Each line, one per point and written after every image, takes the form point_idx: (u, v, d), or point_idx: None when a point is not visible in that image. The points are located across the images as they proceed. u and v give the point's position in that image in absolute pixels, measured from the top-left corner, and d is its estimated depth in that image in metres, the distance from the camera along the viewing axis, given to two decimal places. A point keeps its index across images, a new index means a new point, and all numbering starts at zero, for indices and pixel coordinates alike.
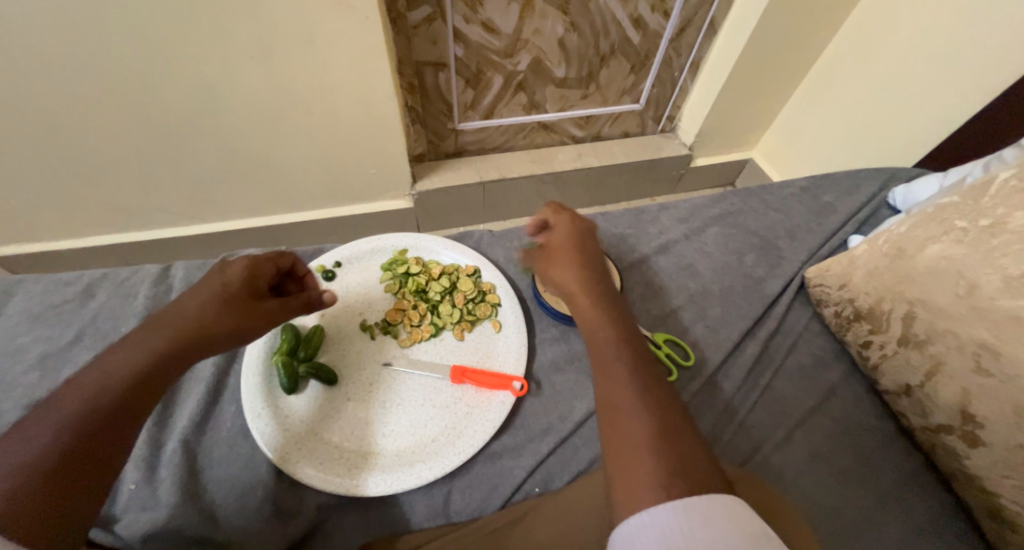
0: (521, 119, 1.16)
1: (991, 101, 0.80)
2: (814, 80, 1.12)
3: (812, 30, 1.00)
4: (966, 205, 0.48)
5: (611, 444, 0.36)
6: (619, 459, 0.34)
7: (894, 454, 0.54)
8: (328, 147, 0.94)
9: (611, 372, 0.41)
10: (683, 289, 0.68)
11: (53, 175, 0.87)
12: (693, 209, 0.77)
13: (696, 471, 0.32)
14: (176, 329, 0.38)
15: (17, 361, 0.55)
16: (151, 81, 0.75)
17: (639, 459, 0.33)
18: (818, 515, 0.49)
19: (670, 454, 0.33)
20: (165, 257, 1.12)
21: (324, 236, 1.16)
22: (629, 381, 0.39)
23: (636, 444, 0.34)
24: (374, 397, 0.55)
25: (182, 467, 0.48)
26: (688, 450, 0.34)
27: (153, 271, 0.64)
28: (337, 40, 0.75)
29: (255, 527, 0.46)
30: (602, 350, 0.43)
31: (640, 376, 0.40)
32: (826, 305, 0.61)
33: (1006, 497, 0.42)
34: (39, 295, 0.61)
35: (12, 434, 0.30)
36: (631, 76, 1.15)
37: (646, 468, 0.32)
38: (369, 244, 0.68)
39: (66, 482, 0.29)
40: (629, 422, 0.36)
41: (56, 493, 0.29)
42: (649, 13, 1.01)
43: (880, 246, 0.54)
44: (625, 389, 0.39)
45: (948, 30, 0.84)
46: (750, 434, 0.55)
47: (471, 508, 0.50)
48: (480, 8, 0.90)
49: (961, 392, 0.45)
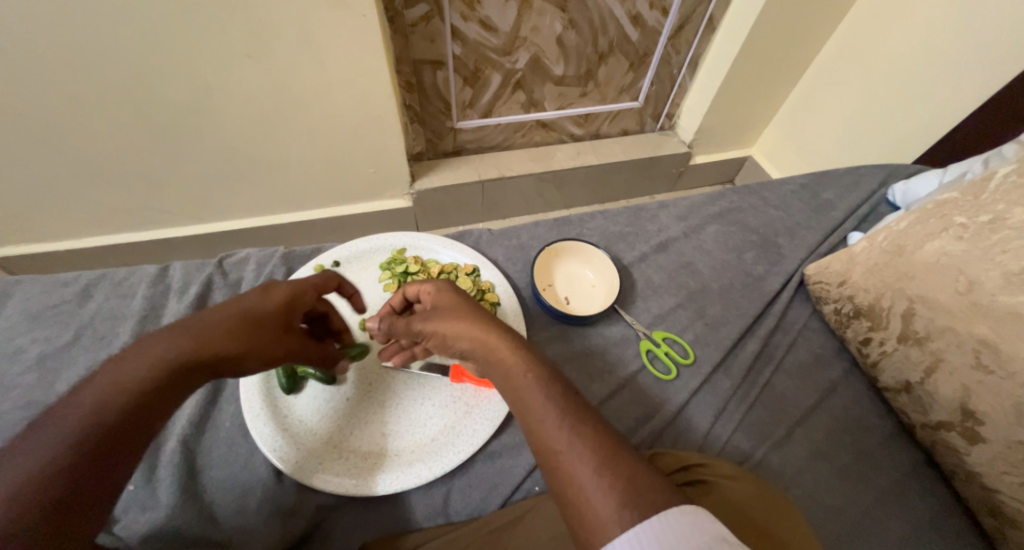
0: (519, 117, 1.16)
1: (990, 97, 0.80)
2: (813, 77, 1.12)
3: (811, 26, 1.00)
4: (966, 200, 0.48)
5: (561, 491, 0.33)
6: (576, 507, 0.31)
7: (894, 451, 0.54)
8: (327, 147, 0.94)
9: (528, 408, 0.36)
10: (683, 287, 0.67)
11: (51, 176, 0.87)
12: (693, 207, 0.77)
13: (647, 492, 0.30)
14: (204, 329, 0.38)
15: (15, 362, 0.55)
16: (148, 81, 0.75)
17: (597, 497, 0.30)
18: (818, 513, 0.49)
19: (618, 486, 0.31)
20: (164, 258, 1.12)
21: (323, 235, 1.16)
22: (551, 412, 0.35)
23: (584, 496, 0.31)
24: (373, 396, 0.55)
25: (181, 467, 0.48)
26: (634, 476, 0.31)
27: (150, 271, 0.64)
28: (334, 39, 0.75)
29: (254, 527, 0.46)
30: (517, 388, 0.38)
31: (556, 399, 0.36)
32: (826, 303, 0.61)
33: (1007, 493, 0.42)
34: (37, 295, 0.61)
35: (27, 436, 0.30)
36: (630, 74, 1.15)
37: (604, 509, 0.30)
38: (367, 243, 0.68)
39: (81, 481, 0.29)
40: (569, 462, 0.32)
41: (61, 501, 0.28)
42: (648, 10, 1.01)
43: (880, 243, 0.54)
44: (545, 423, 0.35)
45: (948, 25, 0.83)
46: (750, 432, 0.55)
47: (471, 507, 0.50)
48: (478, 6, 0.90)
49: (961, 389, 0.45)
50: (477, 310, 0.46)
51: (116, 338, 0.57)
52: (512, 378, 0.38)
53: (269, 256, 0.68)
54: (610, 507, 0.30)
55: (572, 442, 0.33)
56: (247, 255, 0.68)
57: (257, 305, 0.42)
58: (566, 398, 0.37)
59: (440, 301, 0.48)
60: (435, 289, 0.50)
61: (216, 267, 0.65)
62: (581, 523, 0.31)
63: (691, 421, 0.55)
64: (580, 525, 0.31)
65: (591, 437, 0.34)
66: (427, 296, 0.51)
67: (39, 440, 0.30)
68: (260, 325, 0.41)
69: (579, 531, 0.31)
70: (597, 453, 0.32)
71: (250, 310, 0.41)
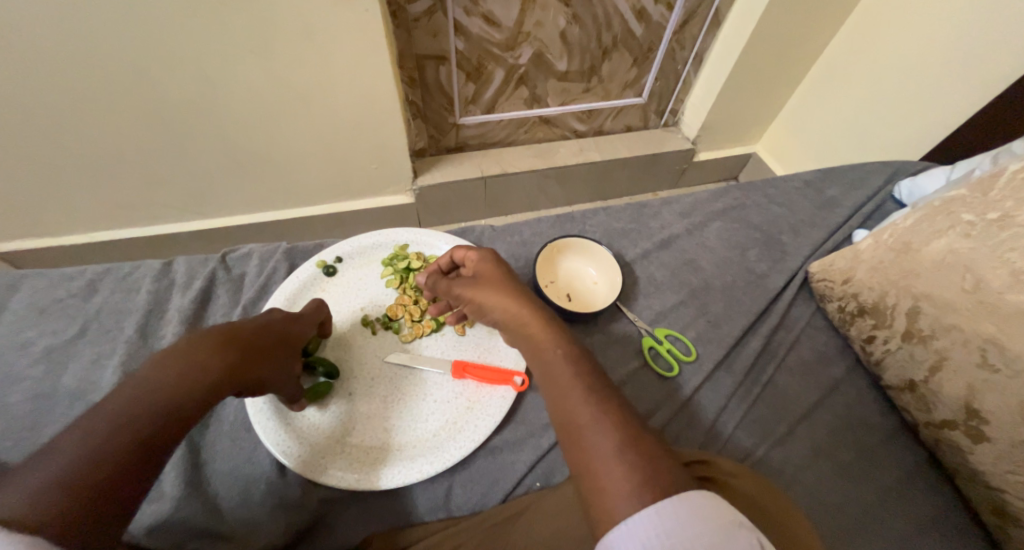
0: (522, 113, 1.15)
1: (998, 94, 0.79)
2: (819, 73, 1.11)
3: (818, 22, 0.99)
4: (973, 198, 0.47)
5: (580, 461, 0.34)
6: (590, 478, 0.33)
7: (897, 450, 0.54)
8: (329, 142, 0.94)
9: (561, 381, 0.39)
10: (686, 284, 0.67)
11: (55, 170, 0.87)
12: (696, 204, 0.76)
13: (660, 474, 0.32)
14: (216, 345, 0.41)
15: (22, 355, 0.55)
16: (152, 77, 0.75)
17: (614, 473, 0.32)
18: (819, 511, 0.49)
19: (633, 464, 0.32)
20: (167, 253, 1.12)
21: (325, 231, 1.16)
22: (579, 389, 0.38)
23: (602, 464, 0.33)
24: (375, 392, 0.55)
25: (184, 460, 0.48)
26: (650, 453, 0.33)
27: (154, 266, 0.64)
28: (337, 34, 0.75)
29: (258, 520, 0.47)
30: (549, 367, 0.41)
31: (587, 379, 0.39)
32: (829, 300, 0.61)
33: (1010, 493, 0.42)
34: (42, 289, 0.61)
35: (65, 436, 0.32)
36: (634, 69, 1.14)
37: (622, 484, 0.31)
38: (369, 238, 0.68)
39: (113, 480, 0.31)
40: (592, 434, 0.35)
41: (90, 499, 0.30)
42: (652, 5, 1.00)
43: (885, 241, 0.54)
44: (575, 396, 0.37)
45: (957, 20, 0.82)
46: (752, 429, 0.55)
47: (472, 503, 0.50)
48: (481, 1, 0.89)
49: (966, 387, 0.44)
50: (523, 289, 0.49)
51: (120, 332, 0.58)
52: (550, 352, 0.41)
53: (272, 251, 0.68)
54: (630, 483, 0.31)
55: (599, 418, 0.35)
56: (250, 250, 0.68)
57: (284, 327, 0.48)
58: (597, 382, 0.39)
59: (485, 271, 0.51)
60: (482, 259, 0.52)
61: (219, 262, 0.65)
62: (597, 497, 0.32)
63: (693, 418, 0.55)
64: (595, 501, 0.32)
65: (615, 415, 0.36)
66: (471, 263, 0.53)
67: (76, 441, 0.32)
68: (280, 344, 0.46)
69: (594, 503, 0.32)
70: (620, 430, 0.34)
71: (278, 330, 0.47)
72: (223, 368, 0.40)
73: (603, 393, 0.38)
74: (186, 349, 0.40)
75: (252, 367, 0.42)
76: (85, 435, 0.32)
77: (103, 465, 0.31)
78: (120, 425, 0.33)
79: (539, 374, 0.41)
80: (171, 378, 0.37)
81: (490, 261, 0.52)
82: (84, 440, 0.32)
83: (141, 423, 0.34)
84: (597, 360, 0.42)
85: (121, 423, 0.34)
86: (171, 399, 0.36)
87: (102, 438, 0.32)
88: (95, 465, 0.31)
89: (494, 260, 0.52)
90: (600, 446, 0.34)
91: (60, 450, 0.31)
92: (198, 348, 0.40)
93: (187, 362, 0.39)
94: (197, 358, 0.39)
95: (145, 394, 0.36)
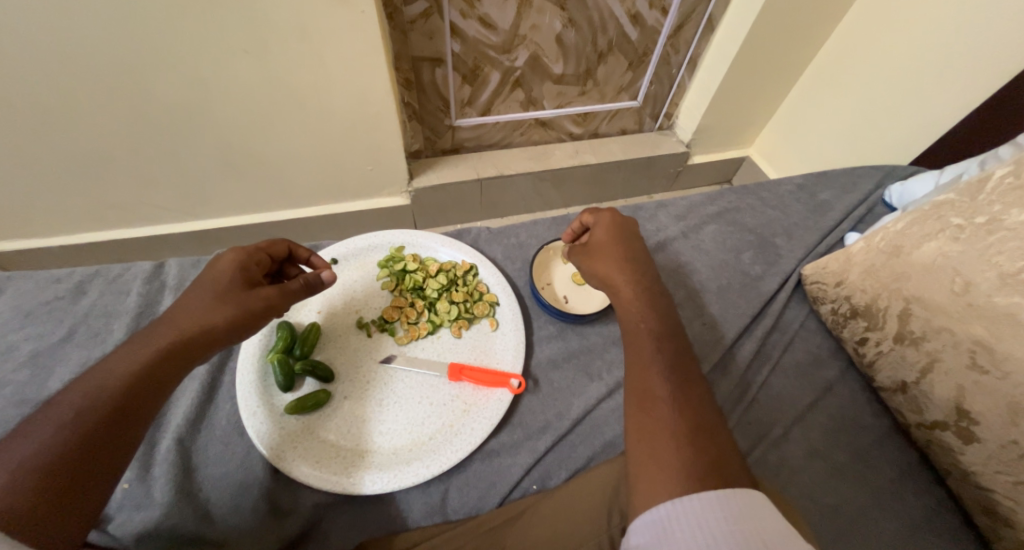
0: (518, 115, 1.16)
1: (986, 99, 0.80)
2: (811, 79, 1.12)
3: (808, 28, 1.00)
4: (962, 202, 0.48)
5: (642, 425, 0.38)
6: (644, 434, 0.37)
7: (889, 451, 0.54)
8: (324, 143, 0.93)
9: (644, 357, 0.43)
10: (681, 286, 0.68)
11: (43, 171, 0.86)
12: (691, 207, 0.77)
13: (727, 471, 0.33)
14: (188, 318, 0.41)
15: (8, 358, 0.54)
16: (143, 77, 0.74)
17: (665, 448, 0.35)
18: (814, 511, 0.50)
19: (702, 453, 0.35)
20: (159, 254, 1.11)
21: (322, 232, 1.15)
22: (662, 371, 0.41)
23: (667, 437, 0.36)
24: (370, 395, 0.55)
25: (176, 465, 0.47)
26: (720, 449, 0.35)
27: (145, 268, 0.64)
28: (332, 34, 0.74)
29: (250, 527, 0.46)
30: (636, 340, 0.45)
31: (672, 362, 0.42)
32: (823, 303, 0.62)
33: (1000, 493, 0.43)
34: (30, 291, 0.60)
35: (29, 423, 0.33)
36: (629, 73, 1.15)
37: (668, 461, 0.34)
38: (365, 240, 0.68)
39: (81, 463, 0.32)
40: (664, 409, 0.38)
41: (54, 485, 0.30)
42: (647, 9, 1.00)
43: (877, 244, 0.54)
44: (657, 378, 0.41)
45: (946, 28, 0.84)
46: (748, 431, 0.55)
47: (467, 506, 0.49)
48: (478, 4, 0.89)
49: (956, 388, 0.45)
50: (636, 265, 0.52)
51: (110, 335, 0.57)
52: (640, 331, 0.45)
53: None
54: (679, 471, 0.33)
55: (676, 396, 0.39)
56: None
57: (239, 279, 0.46)
58: (683, 372, 0.42)
59: (599, 238, 0.55)
60: (602, 223, 0.56)
61: None
62: (641, 461, 0.35)
63: None
64: (650, 472, 0.34)
65: (694, 403, 0.39)
66: (600, 242, 0.55)
67: (41, 428, 0.32)
68: (242, 295, 0.45)
69: (645, 476, 0.34)
70: (692, 420, 0.37)
71: (229, 286, 0.45)
72: (196, 321, 0.41)
73: (688, 382, 0.41)
74: (151, 326, 0.41)
75: (201, 343, 0.41)
76: (47, 430, 0.32)
77: (69, 449, 0.32)
78: (77, 418, 0.34)
79: (631, 346, 0.45)
80: (130, 363, 0.37)
81: (626, 245, 0.54)
82: (51, 429, 0.32)
83: (97, 415, 0.34)
84: (689, 352, 0.45)
85: (83, 408, 0.34)
86: (127, 386, 0.36)
87: (58, 436, 0.32)
88: (64, 456, 0.32)
89: (633, 245, 0.54)
90: (665, 426, 0.37)
91: (25, 439, 0.32)
92: (151, 333, 0.40)
93: (145, 345, 0.39)
94: (158, 332, 0.40)
95: (100, 390, 0.35)
